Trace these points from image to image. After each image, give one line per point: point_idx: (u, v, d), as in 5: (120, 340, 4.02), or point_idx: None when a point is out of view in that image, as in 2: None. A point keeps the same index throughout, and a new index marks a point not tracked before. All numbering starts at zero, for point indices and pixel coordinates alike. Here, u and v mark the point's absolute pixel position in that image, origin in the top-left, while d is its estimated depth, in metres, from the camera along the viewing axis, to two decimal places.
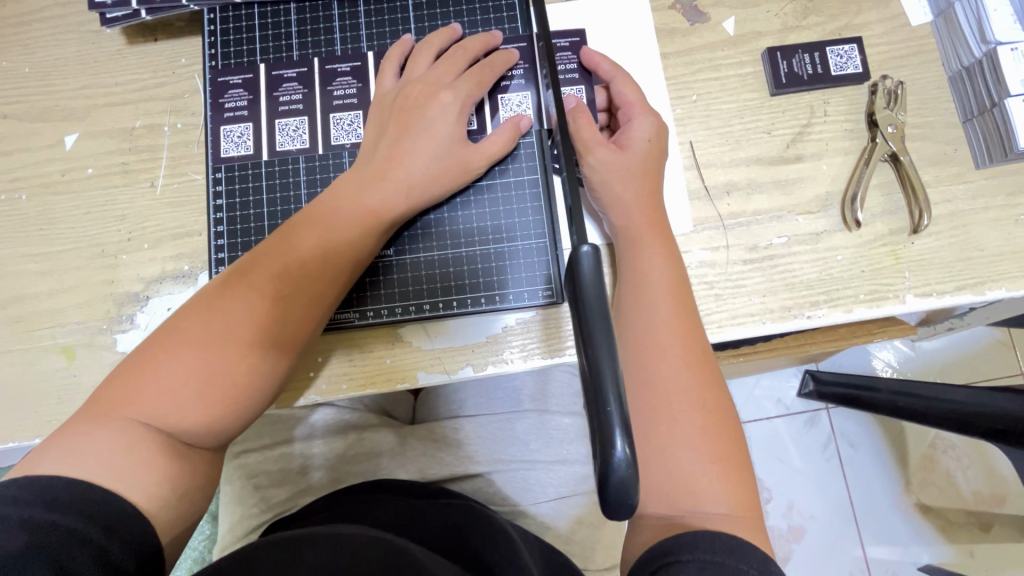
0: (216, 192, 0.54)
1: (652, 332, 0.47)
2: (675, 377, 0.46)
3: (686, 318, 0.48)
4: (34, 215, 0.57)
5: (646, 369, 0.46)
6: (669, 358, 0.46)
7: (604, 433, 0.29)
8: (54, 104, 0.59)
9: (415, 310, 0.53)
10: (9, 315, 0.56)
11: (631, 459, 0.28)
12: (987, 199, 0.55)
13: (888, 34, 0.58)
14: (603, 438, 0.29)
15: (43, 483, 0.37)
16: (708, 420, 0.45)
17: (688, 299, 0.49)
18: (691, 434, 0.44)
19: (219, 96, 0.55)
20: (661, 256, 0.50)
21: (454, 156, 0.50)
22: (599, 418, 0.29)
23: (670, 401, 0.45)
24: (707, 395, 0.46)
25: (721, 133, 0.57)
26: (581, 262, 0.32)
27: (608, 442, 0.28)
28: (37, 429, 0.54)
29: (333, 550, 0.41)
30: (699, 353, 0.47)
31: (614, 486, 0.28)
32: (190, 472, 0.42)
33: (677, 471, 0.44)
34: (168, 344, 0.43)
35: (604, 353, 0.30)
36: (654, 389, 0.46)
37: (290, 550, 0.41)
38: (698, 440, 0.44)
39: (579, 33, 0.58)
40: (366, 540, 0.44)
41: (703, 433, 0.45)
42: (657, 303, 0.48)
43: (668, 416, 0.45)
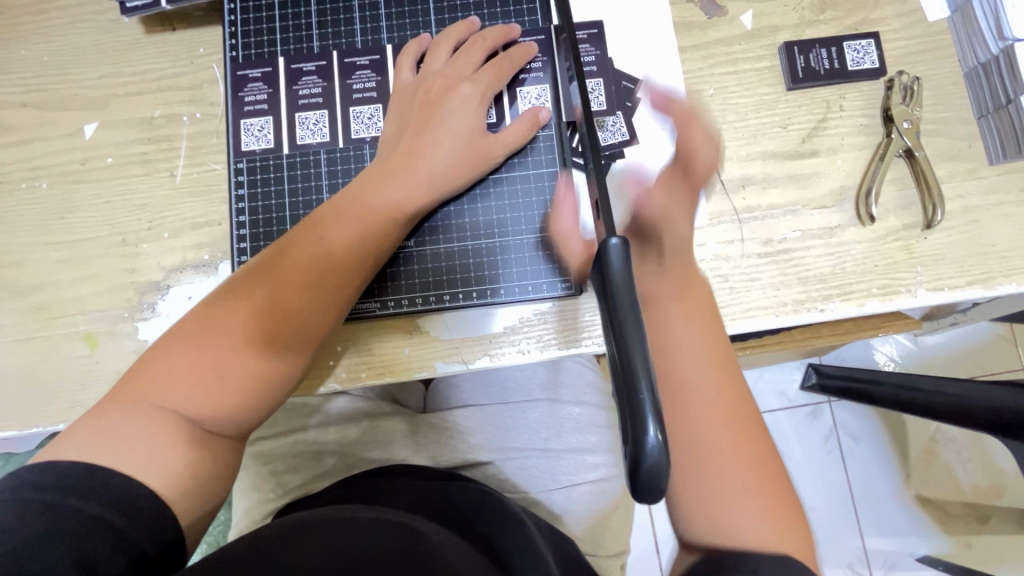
0: (237, 182, 0.55)
1: (686, 390, 0.45)
2: (719, 433, 0.44)
3: (723, 366, 0.46)
4: (55, 204, 0.58)
5: (687, 430, 0.44)
6: (707, 415, 0.44)
7: (637, 418, 0.29)
8: (73, 93, 0.59)
9: (435, 301, 0.54)
10: (31, 303, 0.57)
11: (662, 445, 0.29)
12: (999, 194, 0.56)
13: (905, 30, 0.58)
14: (636, 422, 0.29)
15: (66, 470, 0.38)
16: (757, 474, 0.44)
17: (722, 345, 0.47)
18: (744, 488, 0.43)
19: (239, 88, 0.55)
20: (689, 310, 0.47)
21: (473, 146, 0.51)
22: (632, 401, 0.30)
23: (717, 460, 0.43)
24: (753, 443, 0.44)
25: (737, 127, 0.57)
26: (609, 256, 0.32)
27: (640, 426, 0.29)
28: (60, 416, 0.55)
29: (353, 532, 0.42)
30: (737, 398, 0.45)
31: (646, 471, 0.29)
32: (211, 458, 0.43)
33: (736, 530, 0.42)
34: (195, 332, 0.44)
35: (635, 341, 0.31)
36: (700, 450, 0.43)
37: (309, 535, 0.42)
38: (753, 499, 0.43)
39: (597, 26, 0.58)
40: (383, 522, 0.44)
41: (756, 488, 0.43)
42: (691, 356, 0.45)
43: (716, 477, 0.43)
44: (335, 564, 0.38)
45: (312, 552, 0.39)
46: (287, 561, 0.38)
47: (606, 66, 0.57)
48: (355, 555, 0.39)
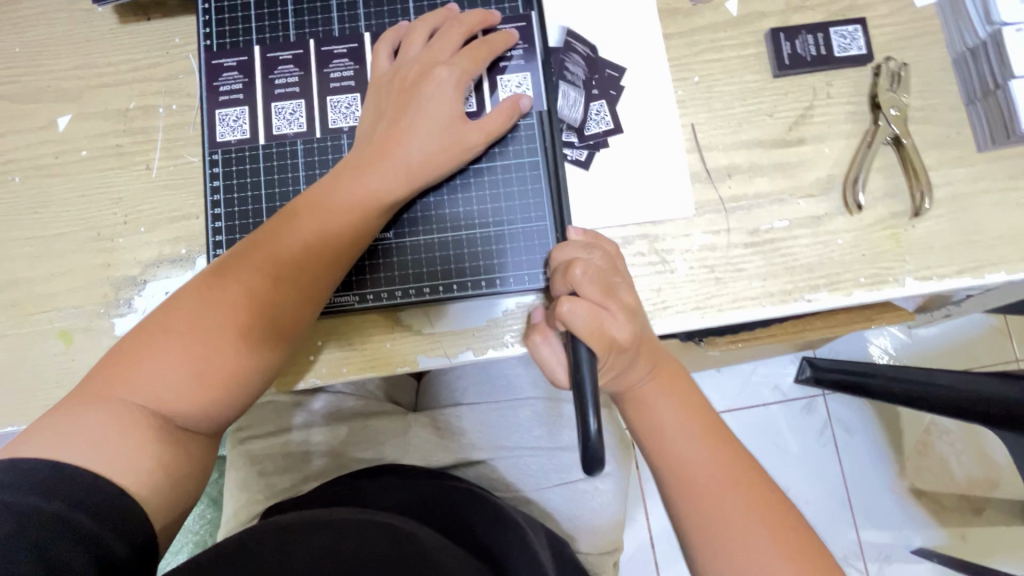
0: (213, 174, 0.53)
1: (690, 474, 0.44)
2: (732, 505, 0.43)
3: (713, 436, 0.45)
4: (29, 198, 0.57)
5: (701, 516, 0.43)
6: (714, 492, 0.43)
7: (583, 410, 0.41)
8: (46, 84, 0.58)
9: (415, 294, 0.53)
10: (5, 299, 0.56)
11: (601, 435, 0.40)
12: (988, 181, 0.55)
13: (893, 15, 0.57)
14: (582, 413, 0.41)
15: (29, 467, 0.37)
16: (783, 537, 0.41)
17: (704, 410, 0.47)
18: (770, 558, 0.41)
19: (214, 78, 0.54)
20: (670, 393, 0.47)
21: (450, 134, 0.49)
22: (579, 397, 0.41)
23: (738, 535, 0.42)
24: (766, 504, 0.43)
25: (722, 115, 0.57)
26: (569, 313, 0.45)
27: (584, 421, 0.40)
28: (36, 414, 0.54)
29: (338, 534, 0.42)
30: (742, 464, 0.44)
31: (590, 449, 0.40)
32: (183, 455, 0.42)
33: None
34: (165, 325, 0.43)
35: (585, 365, 0.43)
36: (713, 529, 0.42)
37: (297, 535, 0.41)
38: (784, 568, 0.41)
39: (591, 42, 0.56)
40: (372, 525, 0.44)
41: (786, 554, 0.41)
42: (684, 440, 0.45)
43: (736, 554, 0.41)
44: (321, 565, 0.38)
45: (298, 554, 0.39)
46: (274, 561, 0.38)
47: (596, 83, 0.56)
48: (339, 556, 0.39)
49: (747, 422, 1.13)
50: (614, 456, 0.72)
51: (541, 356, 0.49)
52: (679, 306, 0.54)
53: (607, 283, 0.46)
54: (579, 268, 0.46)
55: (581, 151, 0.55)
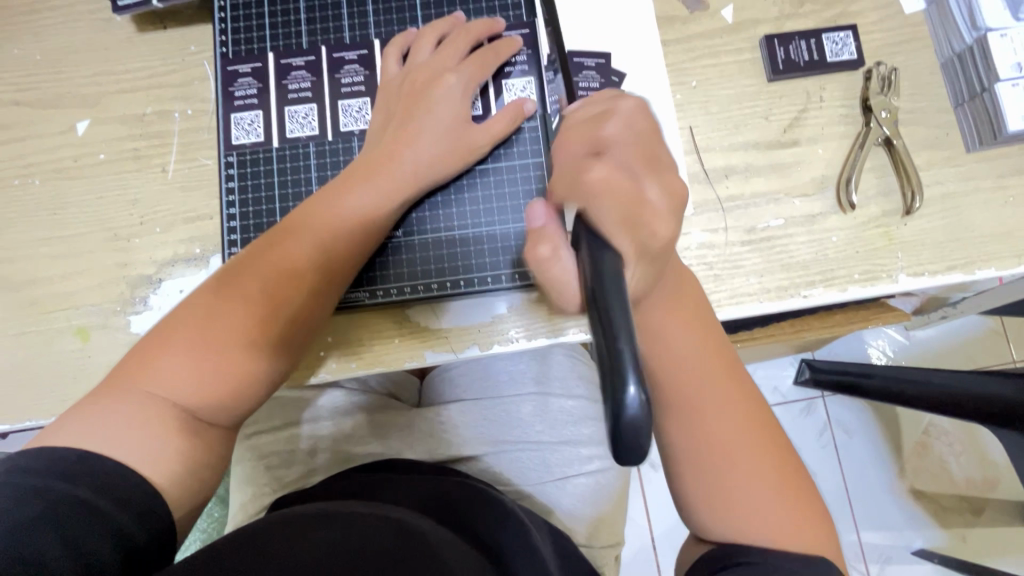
0: (228, 176, 0.55)
1: (693, 402, 0.44)
2: (729, 433, 0.44)
3: (721, 367, 0.45)
4: (48, 200, 0.59)
5: (707, 458, 0.44)
6: (713, 419, 0.44)
7: (617, 375, 0.26)
8: (66, 91, 0.60)
9: (424, 290, 0.55)
10: (24, 297, 0.57)
11: (646, 403, 0.26)
12: (977, 181, 0.57)
13: (883, 21, 0.59)
14: (615, 382, 0.26)
15: (57, 455, 0.39)
16: (771, 467, 0.44)
17: (715, 340, 0.46)
18: (755, 482, 0.43)
19: (229, 84, 0.56)
20: (685, 320, 0.45)
21: (458, 138, 0.51)
22: (613, 362, 0.26)
23: (731, 462, 0.43)
24: (768, 445, 0.44)
25: (719, 118, 0.59)
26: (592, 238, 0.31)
27: (619, 382, 0.26)
28: (53, 409, 0.55)
29: (345, 528, 0.43)
30: (743, 392, 0.45)
31: (626, 430, 0.26)
32: (203, 446, 0.44)
33: (749, 522, 0.43)
34: (186, 321, 0.45)
35: (618, 313, 0.27)
36: (716, 470, 0.44)
37: (306, 529, 0.42)
38: (776, 505, 0.43)
39: (604, 56, 0.58)
40: (379, 519, 0.45)
41: (769, 482, 0.43)
42: (692, 365, 0.44)
43: (736, 492, 0.43)
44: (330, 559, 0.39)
45: (306, 547, 0.40)
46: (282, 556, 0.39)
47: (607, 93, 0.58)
48: (347, 551, 0.40)
49: None
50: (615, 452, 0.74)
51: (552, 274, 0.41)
52: None
53: (651, 152, 0.39)
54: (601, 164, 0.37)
55: None
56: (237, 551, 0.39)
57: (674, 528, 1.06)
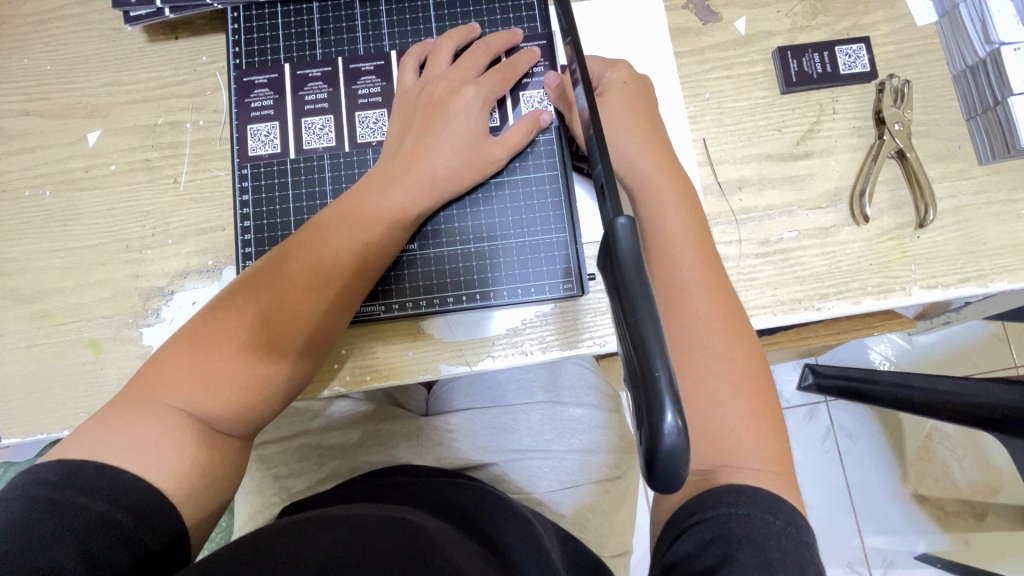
0: (242, 187, 0.55)
1: (687, 294, 0.46)
2: (718, 336, 0.45)
3: (717, 282, 0.46)
4: (59, 212, 0.58)
5: (703, 382, 0.44)
6: (703, 319, 0.45)
7: (652, 402, 0.26)
8: (76, 101, 0.60)
9: (439, 303, 0.54)
10: (35, 310, 0.57)
11: (682, 430, 0.26)
12: (989, 194, 0.57)
13: (895, 34, 0.60)
14: (651, 413, 0.26)
15: (75, 468, 0.39)
16: (747, 383, 0.44)
17: (712, 253, 0.48)
18: (732, 391, 0.43)
19: (245, 94, 0.56)
20: (684, 221, 0.48)
21: (475, 149, 0.51)
22: (650, 393, 0.26)
23: (714, 361, 0.44)
24: (758, 379, 0.45)
25: (732, 130, 0.59)
26: (617, 235, 0.29)
27: (656, 410, 0.26)
28: (64, 422, 0.55)
29: (351, 530, 0.42)
30: (740, 326, 0.46)
31: (663, 458, 0.26)
32: (220, 458, 0.43)
33: (723, 435, 0.43)
34: (203, 333, 0.44)
35: (651, 336, 0.27)
36: (703, 396, 0.43)
37: (312, 531, 0.41)
38: (752, 434, 0.43)
39: None
40: (386, 521, 0.44)
41: (744, 394, 0.44)
42: (687, 262, 0.47)
43: (722, 422, 0.43)
44: (336, 559, 0.38)
45: (313, 548, 0.39)
46: (288, 556, 0.38)
47: None
48: (354, 551, 0.39)
49: None
50: (626, 462, 0.74)
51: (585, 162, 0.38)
52: None
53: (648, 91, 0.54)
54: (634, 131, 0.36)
55: None
56: (244, 554, 0.38)
57: None
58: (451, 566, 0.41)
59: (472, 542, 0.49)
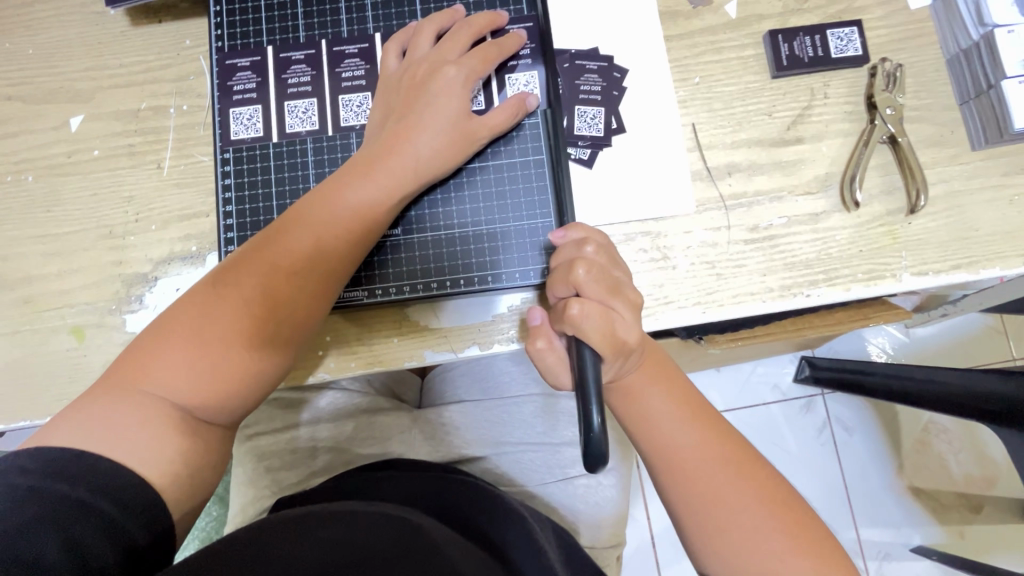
0: (224, 172, 0.55)
1: (683, 463, 0.46)
2: (730, 487, 0.44)
3: (686, 404, 0.47)
4: (42, 197, 0.58)
5: (710, 514, 0.44)
6: (684, 445, 0.46)
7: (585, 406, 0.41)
8: (58, 85, 0.59)
9: (423, 289, 0.54)
10: (18, 296, 0.56)
11: (602, 427, 0.40)
12: (982, 179, 0.56)
13: (888, 17, 0.59)
14: (585, 410, 0.41)
15: (55, 456, 0.38)
16: (780, 516, 0.44)
17: (676, 377, 0.49)
18: (751, 510, 0.44)
19: (227, 78, 0.56)
20: (659, 383, 0.48)
21: (459, 130, 0.51)
22: (583, 393, 0.42)
23: (738, 517, 0.44)
24: (760, 483, 0.45)
25: (723, 115, 0.58)
26: None
27: (587, 411, 0.41)
28: (48, 408, 0.55)
29: (349, 525, 0.42)
30: (723, 438, 0.46)
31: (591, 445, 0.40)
32: (203, 446, 0.43)
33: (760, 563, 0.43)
34: (184, 319, 0.44)
35: (588, 361, 0.43)
36: (722, 527, 0.44)
37: (306, 526, 0.41)
38: (790, 549, 0.43)
39: (607, 58, 0.58)
40: (385, 516, 0.44)
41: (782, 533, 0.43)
42: (673, 427, 0.47)
43: (748, 547, 0.43)
44: (334, 560, 0.38)
45: (309, 545, 0.39)
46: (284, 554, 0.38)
47: (608, 95, 0.57)
48: (353, 550, 0.39)
49: (748, 421, 1.14)
50: (618, 452, 0.74)
51: (545, 362, 0.48)
52: (681, 301, 0.55)
53: (612, 280, 0.45)
54: (583, 268, 0.45)
55: (584, 150, 0.56)
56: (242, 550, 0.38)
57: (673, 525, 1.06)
58: (449, 565, 0.40)
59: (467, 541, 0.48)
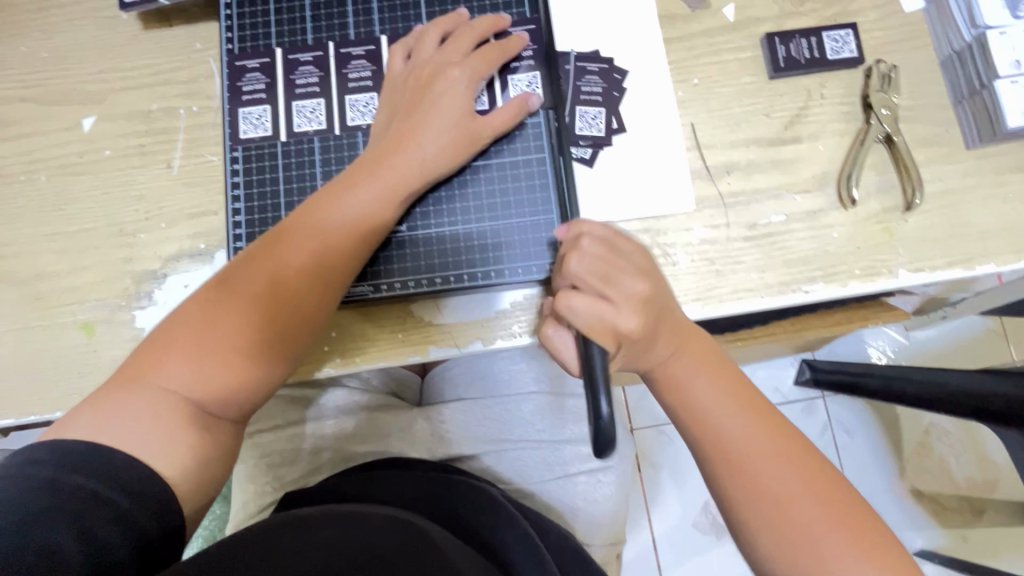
0: (233, 170, 0.56)
1: (736, 455, 0.46)
2: (785, 477, 0.45)
3: (735, 394, 0.47)
4: (54, 196, 0.59)
5: (766, 506, 0.44)
6: (736, 435, 0.46)
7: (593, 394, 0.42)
8: (71, 87, 0.61)
9: (427, 284, 0.55)
10: (29, 292, 0.57)
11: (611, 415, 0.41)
12: (977, 177, 0.57)
13: (882, 20, 0.60)
14: (594, 400, 0.42)
15: (72, 448, 0.39)
16: (835, 509, 0.44)
17: (723, 367, 0.49)
18: (806, 501, 0.44)
19: (237, 79, 0.57)
20: (705, 372, 0.48)
21: (463, 129, 0.52)
22: (590, 383, 0.42)
23: (793, 506, 0.44)
24: (814, 474, 0.45)
25: (721, 115, 0.59)
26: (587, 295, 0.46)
27: (596, 399, 0.41)
28: (57, 403, 0.55)
29: (358, 527, 0.43)
30: (773, 427, 0.47)
31: (600, 432, 0.41)
32: (214, 439, 0.44)
33: (818, 555, 0.43)
34: (196, 317, 0.45)
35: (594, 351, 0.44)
36: (778, 518, 0.44)
37: (303, 532, 0.41)
38: (846, 542, 0.43)
39: (608, 60, 0.59)
40: (391, 523, 0.44)
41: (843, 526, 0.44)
42: (722, 417, 0.47)
43: (806, 540, 0.43)
44: (341, 556, 0.38)
45: (317, 544, 0.39)
46: (292, 551, 0.38)
47: (609, 96, 0.58)
48: (360, 548, 0.40)
49: None
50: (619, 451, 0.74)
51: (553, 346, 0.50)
52: (681, 297, 0.56)
53: (607, 271, 0.45)
54: (576, 260, 0.45)
55: (586, 150, 0.58)
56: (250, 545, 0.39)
57: (674, 526, 1.06)
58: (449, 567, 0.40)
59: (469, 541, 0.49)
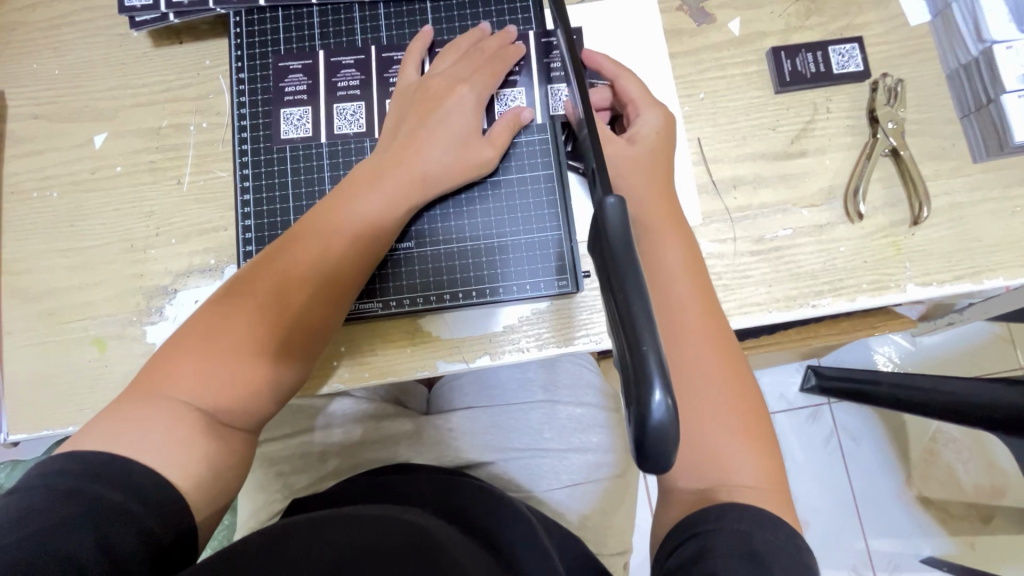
0: (243, 187, 0.56)
1: (677, 318, 0.47)
2: (712, 361, 0.46)
3: (700, 282, 0.49)
4: (67, 212, 0.60)
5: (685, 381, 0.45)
6: (687, 307, 0.47)
7: (641, 380, 0.26)
8: (83, 105, 0.61)
9: (435, 300, 0.55)
10: (41, 308, 0.58)
11: (671, 408, 0.26)
12: (984, 192, 0.57)
13: (888, 33, 0.60)
14: (640, 385, 0.26)
15: (87, 457, 0.39)
16: (741, 410, 0.45)
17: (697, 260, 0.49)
18: (715, 388, 0.45)
19: (281, 79, 0.58)
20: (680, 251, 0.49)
21: (467, 146, 0.53)
22: (633, 342, 0.27)
23: (709, 386, 0.45)
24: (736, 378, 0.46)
25: (728, 129, 0.59)
26: (607, 215, 0.30)
27: (645, 388, 0.26)
28: (68, 418, 0.56)
29: (359, 529, 0.42)
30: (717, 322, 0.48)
31: (651, 436, 0.26)
32: (225, 448, 0.44)
33: (713, 450, 0.44)
34: (200, 330, 0.45)
35: (632, 291, 0.28)
36: (687, 392, 0.45)
37: (314, 530, 0.42)
38: (737, 437, 0.44)
39: None
40: (392, 522, 0.44)
41: (739, 416, 0.45)
42: (680, 288, 0.48)
43: (705, 422, 0.45)
44: (345, 556, 0.38)
45: (323, 545, 0.39)
46: (296, 553, 0.38)
47: None
48: (362, 548, 0.39)
49: None
50: (625, 460, 0.75)
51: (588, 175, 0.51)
52: None
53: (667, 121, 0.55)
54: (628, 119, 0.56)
55: None
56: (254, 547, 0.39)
57: None
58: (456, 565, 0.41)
59: (475, 543, 0.49)
